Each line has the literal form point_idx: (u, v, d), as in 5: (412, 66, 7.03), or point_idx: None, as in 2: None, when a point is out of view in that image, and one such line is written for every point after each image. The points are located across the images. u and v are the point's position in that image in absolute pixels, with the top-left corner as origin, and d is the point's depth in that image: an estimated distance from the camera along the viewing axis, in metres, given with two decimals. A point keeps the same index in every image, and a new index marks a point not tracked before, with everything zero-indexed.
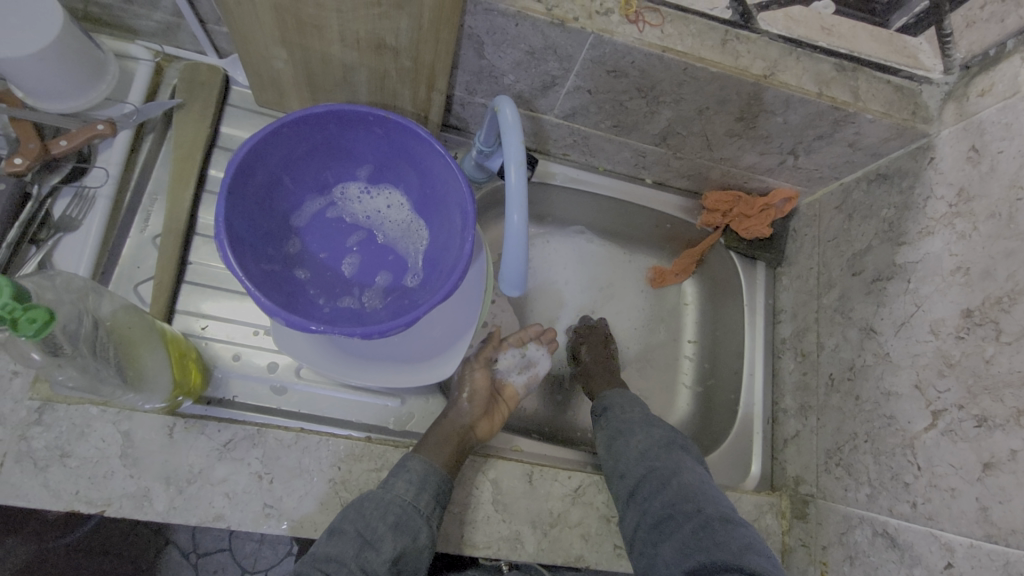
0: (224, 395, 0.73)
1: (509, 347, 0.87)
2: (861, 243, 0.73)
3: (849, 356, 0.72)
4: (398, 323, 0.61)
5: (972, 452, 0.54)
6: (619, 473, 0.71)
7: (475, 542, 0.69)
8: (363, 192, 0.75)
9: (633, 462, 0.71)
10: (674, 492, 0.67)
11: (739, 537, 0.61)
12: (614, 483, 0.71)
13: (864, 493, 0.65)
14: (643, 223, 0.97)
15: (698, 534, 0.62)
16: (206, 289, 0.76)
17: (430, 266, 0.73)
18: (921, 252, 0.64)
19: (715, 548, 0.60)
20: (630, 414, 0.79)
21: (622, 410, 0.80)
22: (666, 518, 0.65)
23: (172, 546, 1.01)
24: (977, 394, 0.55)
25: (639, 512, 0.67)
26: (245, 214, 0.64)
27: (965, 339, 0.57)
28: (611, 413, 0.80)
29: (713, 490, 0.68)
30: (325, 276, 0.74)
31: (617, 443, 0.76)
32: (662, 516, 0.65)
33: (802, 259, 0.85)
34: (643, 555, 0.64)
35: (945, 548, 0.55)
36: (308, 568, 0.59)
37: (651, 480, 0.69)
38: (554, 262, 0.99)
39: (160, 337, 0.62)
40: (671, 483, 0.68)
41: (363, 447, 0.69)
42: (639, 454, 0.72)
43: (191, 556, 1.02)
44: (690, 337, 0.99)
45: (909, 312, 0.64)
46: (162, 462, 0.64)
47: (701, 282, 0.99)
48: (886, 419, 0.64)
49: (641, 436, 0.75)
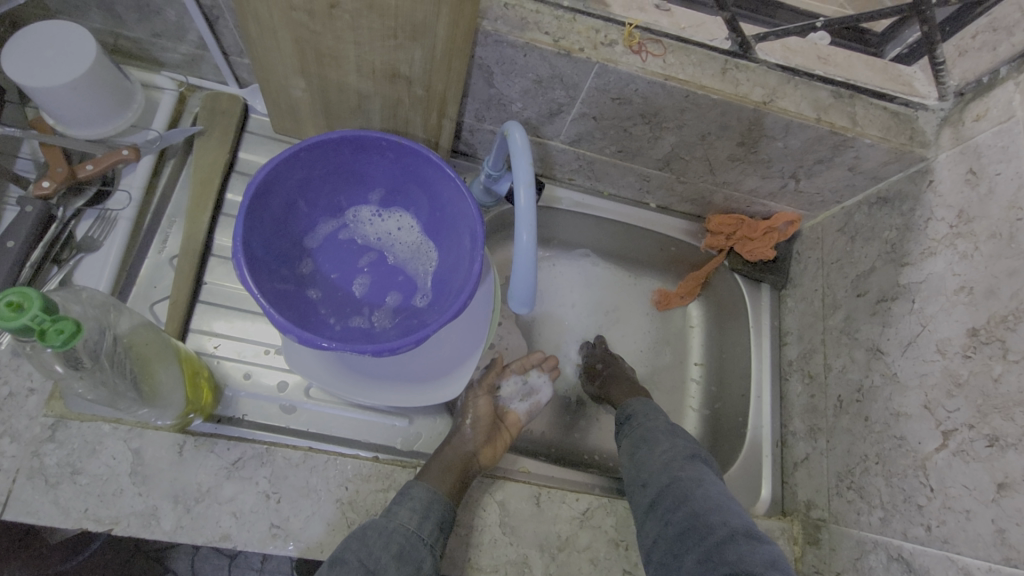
0: (234, 414, 0.73)
1: (512, 373, 0.89)
2: (865, 264, 0.74)
3: (857, 377, 0.72)
4: (410, 341, 0.62)
5: (986, 473, 0.53)
6: (640, 483, 0.72)
7: (481, 565, 0.68)
8: (374, 215, 0.78)
9: (656, 472, 0.71)
10: (697, 504, 0.66)
11: (760, 553, 0.60)
12: (636, 492, 0.72)
13: (877, 516, 0.64)
14: (648, 246, 0.98)
15: (722, 547, 0.61)
16: (221, 309, 0.77)
17: (439, 286, 0.74)
18: (924, 272, 0.65)
19: (741, 563, 0.59)
20: (655, 420, 0.79)
21: (646, 417, 0.80)
22: (689, 530, 0.64)
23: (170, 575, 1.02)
24: (988, 413, 0.54)
25: (660, 523, 0.66)
26: (261, 235, 0.66)
27: (972, 358, 0.57)
28: (634, 420, 0.80)
29: (735, 506, 0.66)
30: (335, 296, 0.76)
31: (639, 452, 0.76)
32: (685, 526, 0.64)
33: (806, 281, 0.85)
34: (663, 565, 0.63)
35: (963, 572, 0.53)
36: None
37: (675, 487, 0.69)
38: (561, 285, 1.01)
39: (174, 353, 0.64)
40: (696, 494, 0.67)
41: (371, 467, 0.69)
42: (662, 465, 0.72)
43: None
44: (697, 360, 0.99)
45: (915, 332, 0.64)
46: (171, 480, 0.65)
47: (706, 305, 1.00)
48: (896, 440, 0.63)
49: (665, 445, 0.74)
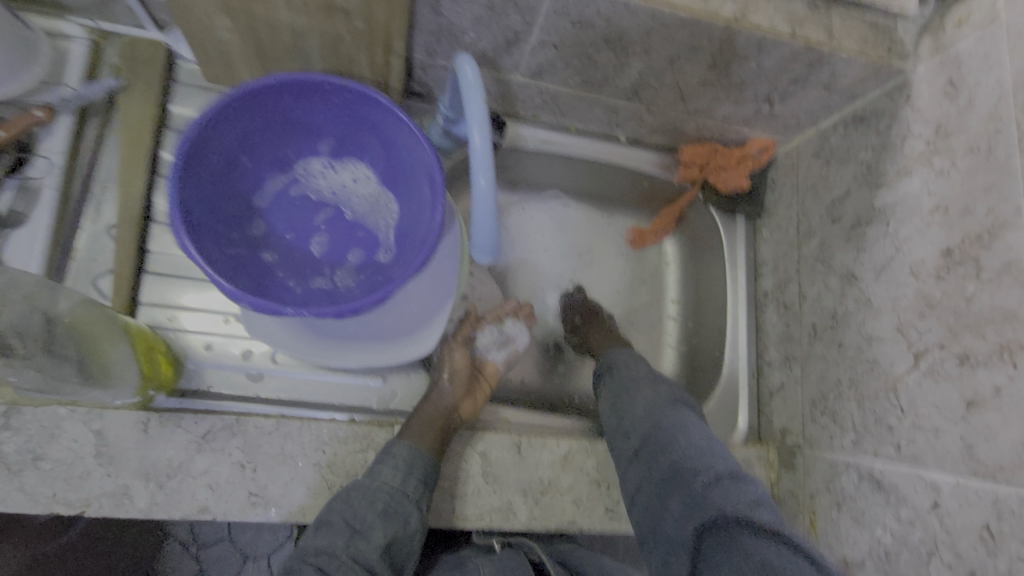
0: (198, 387, 0.70)
1: (487, 325, 0.87)
2: (840, 189, 0.72)
3: (831, 305, 0.71)
4: (373, 300, 0.59)
5: (956, 391, 0.53)
6: (624, 431, 0.71)
7: (467, 515, 0.69)
8: (327, 167, 0.72)
9: (639, 419, 0.71)
10: (682, 450, 0.65)
11: (744, 492, 0.59)
12: (619, 441, 0.71)
13: (849, 439, 0.65)
14: (620, 183, 0.95)
15: (706, 490, 0.60)
16: (170, 279, 0.73)
17: (402, 239, 0.70)
18: (899, 193, 0.63)
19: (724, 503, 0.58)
20: (637, 370, 0.79)
21: (628, 367, 0.80)
22: (672, 475, 0.64)
23: (171, 539, 1.01)
24: (959, 332, 0.54)
25: (644, 469, 0.66)
26: (201, 196, 0.61)
27: (946, 278, 0.56)
28: (617, 368, 0.80)
29: (719, 447, 0.66)
30: (293, 257, 0.71)
31: (621, 399, 0.76)
32: (670, 471, 0.64)
33: (781, 210, 0.83)
34: (649, 508, 0.64)
35: (931, 488, 0.55)
36: (296, 563, 0.57)
37: (658, 436, 0.68)
38: (532, 230, 0.98)
39: (124, 330, 0.60)
40: (679, 441, 0.66)
41: (347, 429, 0.68)
42: (645, 412, 0.72)
43: (192, 548, 1.02)
44: (674, 297, 0.98)
45: (889, 256, 0.63)
46: (140, 458, 0.63)
47: (681, 240, 0.98)
48: (869, 364, 0.64)
49: (648, 394, 0.74)
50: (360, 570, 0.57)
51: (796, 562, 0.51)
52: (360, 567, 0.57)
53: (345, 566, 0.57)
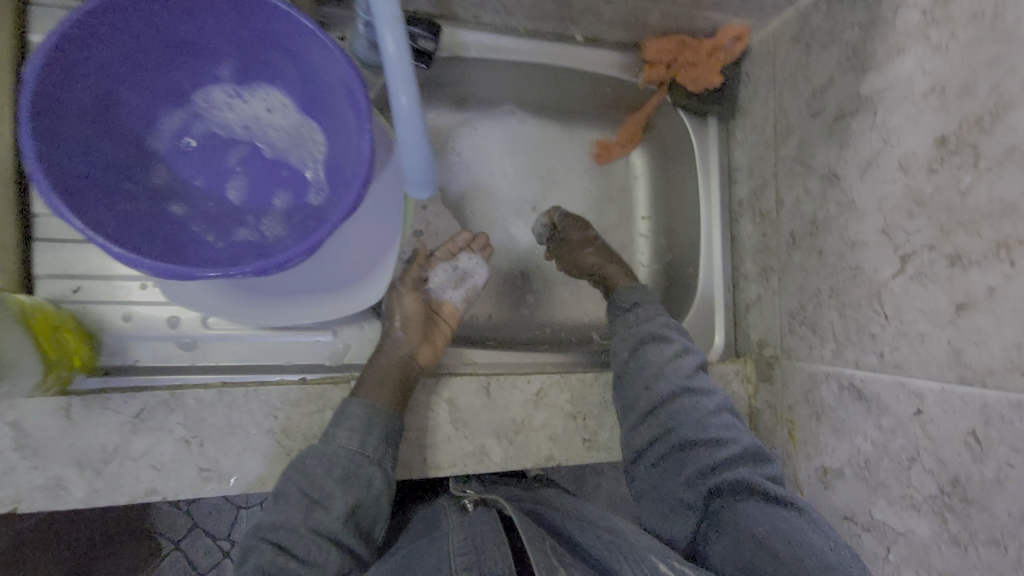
0: (125, 362, 0.64)
1: (439, 262, 0.78)
2: (821, 77, 0.64)
3: (811, 209, 0.65)
4: (300, 250, 0.50)
5: (945, 294, 0.50)
6: (644, 383, 0.67)
7: (438, 463, 0.65)
8: (233, 96, 0.60)
9: (667, 376, 0.67)
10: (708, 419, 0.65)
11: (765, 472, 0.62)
12: (638, 392, 0.67)
13: (829, 350, 0.62)
14: (579, 91, 0.85)
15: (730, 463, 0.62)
16: (66, 241, 0.63)
17: (333, 176, 0.60)
18: (889, 76, 0.55)
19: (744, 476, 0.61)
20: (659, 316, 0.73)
21: (651, 314, 0.73)
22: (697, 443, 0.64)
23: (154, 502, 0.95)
24: (951, 230, 0.49)
25: (664, 432, 0.65)
26: (75, 144, 0.50)
27: (938, 172, 0.50)
28: (636, 313, 0.74)
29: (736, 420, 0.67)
30: (208, 208, 0.61)
31: (645, 347, 0.70)
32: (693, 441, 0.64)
33: (756, 107, 0.75)
34: (656, 469, 0.64)
35: (915, 395, 0.52)
36: (254, 541, 0.54)
37: (685, 398, 0.66)
38: (486, 152, 0.88)
39: (15, 314, 0.54)
40: (699, 409, 0.65)
41: (298, 391, 0.62)
42: (674, 370, 0.67)
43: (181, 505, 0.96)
44: (644, 213, 0.91)
45: (876, 150, 0.57)
46: (68, 446, 0.57)
47: (650, 150, 0.90)
48: (851, 271, 0.59)
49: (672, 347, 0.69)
50: (323, 541, 0.54)
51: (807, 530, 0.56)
52: (322, 538, 0.54)
53: (306, 540, 0.54)
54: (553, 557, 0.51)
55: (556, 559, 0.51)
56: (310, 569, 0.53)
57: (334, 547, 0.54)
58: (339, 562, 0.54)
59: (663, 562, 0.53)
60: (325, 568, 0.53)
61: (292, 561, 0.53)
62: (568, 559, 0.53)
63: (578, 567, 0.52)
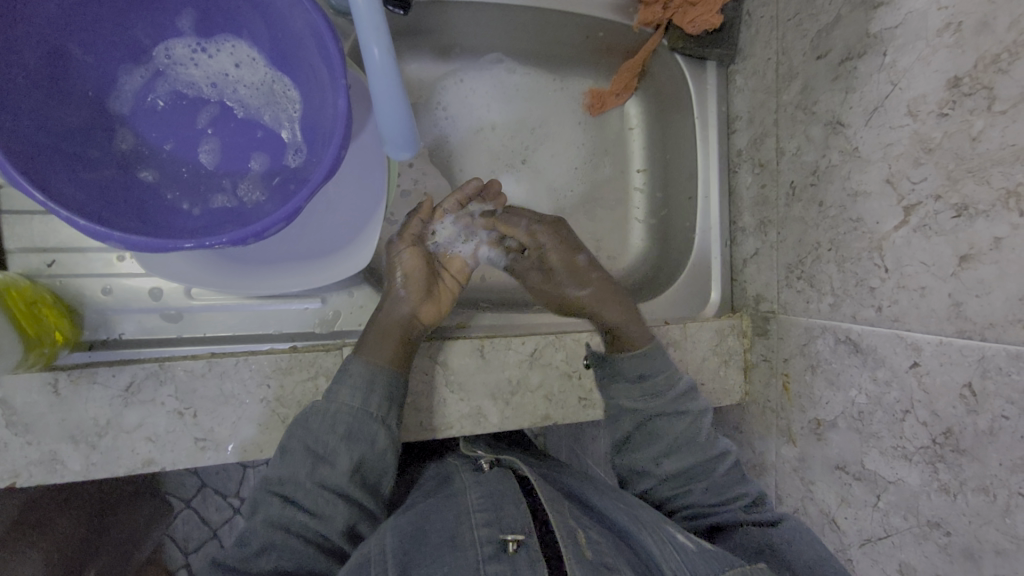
0: (109, 335, 0.63)
1: (445, 215, 0.76)
2: (828, 15, 0.60)
3: (812, 159, 0.63)
4: (279, 217, 0.48)
5: (948, 246, 0.48)
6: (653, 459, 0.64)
7: (435, 425, 0.66)
8: (195, 50, 0.57)
9: (678, 445, 0.64)
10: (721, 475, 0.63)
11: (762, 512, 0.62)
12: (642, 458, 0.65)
13: (826, 303, 0.61)
14: (570, 35, 0.80)
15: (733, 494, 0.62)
16: (34, 214, 0.62)
17: (310, 134, 0.57)
18: (901, 12, 0.52)
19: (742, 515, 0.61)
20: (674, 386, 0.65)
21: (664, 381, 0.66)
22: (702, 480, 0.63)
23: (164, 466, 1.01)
24: (959, 179, 0.47)
25: (663, 483, 0.64)
26: (28, 109, 0.46)
27: (949, 116, 0.48)
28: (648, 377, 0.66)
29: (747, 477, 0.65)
30: (180, 173, 0.57)
31: (654, 424, 0.65)
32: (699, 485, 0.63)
33: (758, 49, 0.71)
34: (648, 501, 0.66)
35: (912, 348, 0.52)
36: (262, 494, 0.54)
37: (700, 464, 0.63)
38: (474, 105, 0.85)
39: None
40: (710, 471, 0.63)
41: (289, 357, 0.62)
42: (687, 443, 0.64)
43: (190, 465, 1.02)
44: (640, 166, 0.88)
45: (883, 94, 0.54)
46: (59, 422, 0.56)
47: (645, 99, 0.86)
48: (852, 223, 0.58)
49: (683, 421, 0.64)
50: (330, 495, 0.54)
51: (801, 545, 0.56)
52: (330, 492, 0.54)
53: (313, 493, 0.54)
54: (570, 518, 0.53)
55: (573, 520, 0.53)
56: (319, 521, 0.53)
57: (343, 500, 0.55)
58: (347, 515, 0.54)
59: (679, 532, 0.54)
60: (334, 520, 0.54)
61: (301, 513, 0.53)
62: (584, 520, 0.54)
63: (593, 528, 0.53)
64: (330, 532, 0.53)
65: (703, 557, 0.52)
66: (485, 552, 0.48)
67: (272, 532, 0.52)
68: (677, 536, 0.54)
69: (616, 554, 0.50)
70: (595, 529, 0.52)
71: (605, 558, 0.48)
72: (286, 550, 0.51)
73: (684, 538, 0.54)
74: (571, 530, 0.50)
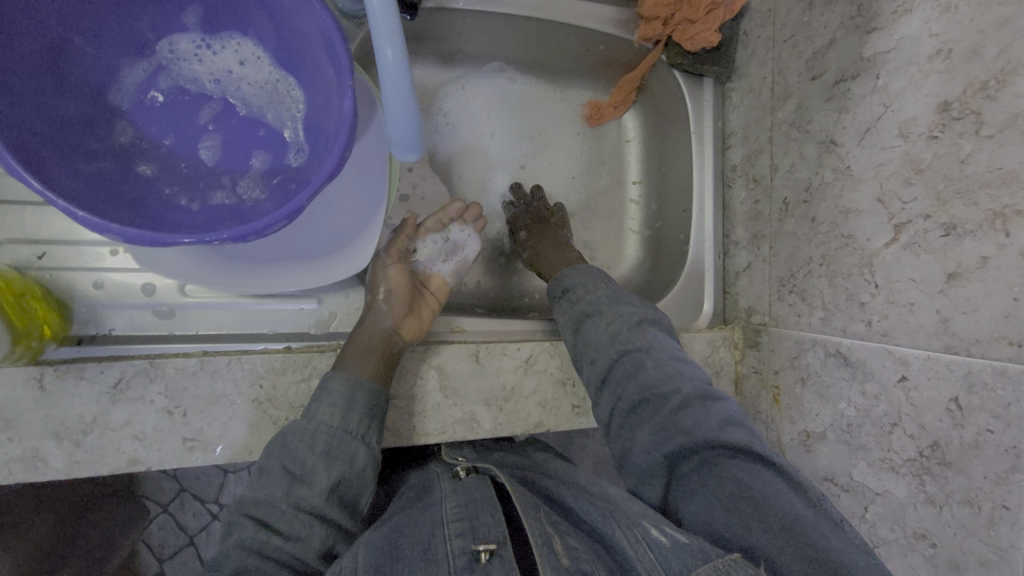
0: (98, 331, 0.63)
1: (428, 233, 0.77)
2: (823, 37, 0.62)
3: (806, 176, 0.64)
4: (281, 216, 0.48)
5: (937, 264, 0.50)
6: (588, 359, 0.65)
7: (428, 430, 0.65)
8: (200, 46, 0.56)
9: (604, 346, 0.64)
10: (649, 375, 0.61)
11: (715, 413, 0.57)
12: (586, 369, 0.65)
13: (817, 317, 0.62)
14: (571, 46, 0.82)
15: (677, 415, 0.57)
16: (26, 204, 0.61)
17: (312, 134, 0.56)
18: (894, 38, 0.53)
19: (696, 430, 0.56)
20: (596, 292, 0.70)
21: (585, 290, 0.71)
22: (642, 402, 0.60)
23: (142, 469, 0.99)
24: (948, 199, 0.49)
25: (615, 397, 0.62)
26: (27, 98, 0.46)
27: (939, 139, 0.50)
28: (572, 293, 0.71)
29: (690, 365, 0.62)
30: (179, 168, 0.57)
31: (584, 326, 0.67)
32: (637, 400, 0.60)
33: (754, 69, 0.73)
34: (620, 438, 0.61)
35: (900, 362, 0.53)
36: (237, 516, 0.53)
37: (627, 358, 0.63)
38: (474, 112, 0.85)
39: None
40: (642, 369, 0.61)
41: (282, 358, 0.61)
42: (611, 337, 0.64)
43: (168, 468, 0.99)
44: (635, 178, 0.90)
45: (875, 116, 0.55)
46: (43, 418, 0.55)
47: (643, 112, 0.88)
48: (843, 240, 0.59)
49: (611, 315, 0.67)
50: (306, 517, 0.53)
51: (789, 495, 0.50)
52: (305, 514, 0.53)
53: (288, 516, 0.52)
54: (548, 524, 0.52)
55: (551, 525, 0.53)
56: (294, 543, 0.52)
57: (319, 522, 0.53)
58: (323, 537, 0.53)
59: (656, 528, 0.50)
60: (309, 543, 0.52)
61: (275, 536, 0.51)
62: (563, 527, 0.54)
63: (573, 536, 0.53)
64: (306, 556, 0.52)
65: (677, 554, 0.47)
66: (459, 565, 0.48)
67: (244, 555, 0.50)
68: (653, 530, 0.50)
69: (596, 563, 0.50)
70: (574, 537, 0.53)
71: (584, 564, 0.49)
72: (257, 571, 0.49)
73: (661, 534, 0.50)
74: (547, 535, 0.50)
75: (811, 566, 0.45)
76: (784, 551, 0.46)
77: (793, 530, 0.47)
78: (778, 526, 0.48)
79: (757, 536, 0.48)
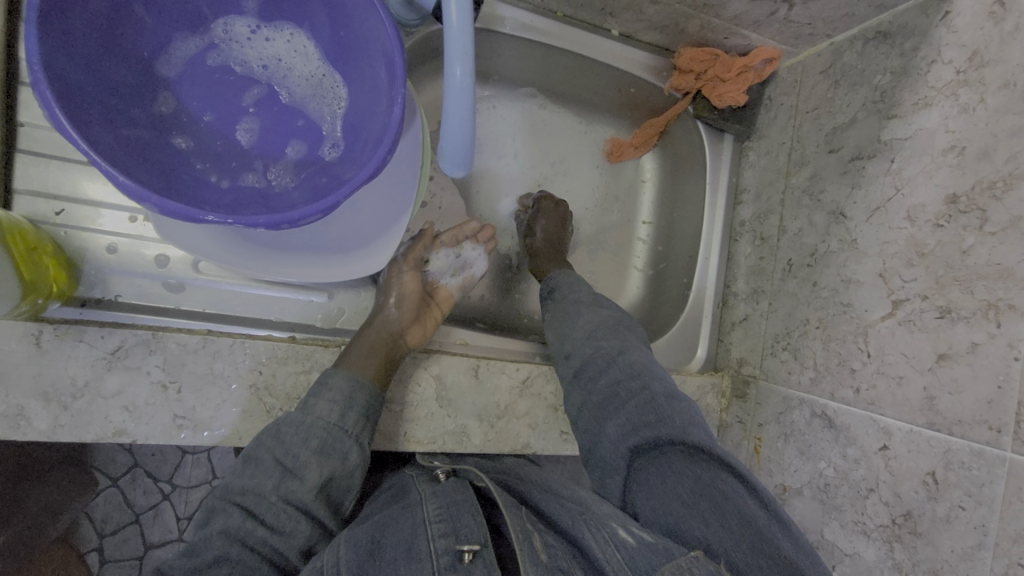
0: (104, 295, 0.62)
1: (442, 247, 0.78)
2: (845, 115, 0.66)
3: (812, 241, 0.67)
4: (316, 210, 0.49)
5: (928, 343, 0.53)
6: (564, 353, 0.66)
7: (418, 438, 0.65)
8: (253, 31, 0.57)
9: (580, 342, 0.66)
10: (620, 371, 0.62)
11: (681, 411, 0.59)
12: (560, 363, 0.66)
13: (807, 376, 0.65)
14: (605, 84, 0.85)
15: (643, 409, 0.58)
16: (52, 159, 0.61)
17: (351, 133, 0.57)
18: (912, 127, 0.57)
19: (663, 424, 0.57)
20: (579, 292, 0.72)
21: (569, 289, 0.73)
22: (610, 397, 0.60)
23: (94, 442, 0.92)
24: (946, 285, 0.52)
25: (584, 393, 0.62)
26: (82, 57, 0.46)
27: (944, 227, 0.53)
28: (558, 292, 0.73)
29: (658, 368, 0.63)
30: (214, 145, 0.56)
31: (564, 319, 0.69)
32: (607, 395, 0.61)
33: (773, 133, 0.77)
34: (588, 433, 0.61)
35: (882, 431, 0.56)
36: (219, 503, 0.51)
37: (602, 357, 0.63)
38: (500, 130, 0.87)
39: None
40: (614, 368, 0.62)
41: (287, 348, 0.61)
42: (586, 333, 0.66)
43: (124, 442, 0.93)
44: (646, 218, 0.92)
45: (886, 196, 0.59)
46: (34, 375, 0.54)
47: (661, 156, 0.91)
48: (841, 307, 0.62)
49: (592, 317, 0.68)
50: (294, 511, 0.52)
51: (749, 500, 0.53)
52: (293, 508, 0.52)
53: (276, 508, 0.51)
54: (528, 522, 0.53)
55: (530, 525, 0.53)
56: (279, 537, 0.50)
57: (305, 518, 0.52)
58: (307, 532, 0.52)
59: (624, 528, 0.51)
60: (292, 538, 0.51)
61: (260, 527, 0.50)
62: (541, 526, 0.54)
63: (549, 534, 0.53)
64: (288, 550, 0.51)
65: (644, 553, 0.49)
66: (442, 564, 0.48)
67: (228, 544, 0.48)
68: (621, 531, 0.51)
69: (571, 561, 0.50)
70: (552, 535, 0.53)
71: (561, 562, 0.49)
72: (238, 562, 0.47)
73: (627, 534, 0.51)
74: (527, 531, 0.51)
75: (765, 562, 0.49)
76: (738, 546, 0.50)
77: (750, 527, 0.51)
78: (736, 523, 0.52)
79: (714, 532, 0.51)
